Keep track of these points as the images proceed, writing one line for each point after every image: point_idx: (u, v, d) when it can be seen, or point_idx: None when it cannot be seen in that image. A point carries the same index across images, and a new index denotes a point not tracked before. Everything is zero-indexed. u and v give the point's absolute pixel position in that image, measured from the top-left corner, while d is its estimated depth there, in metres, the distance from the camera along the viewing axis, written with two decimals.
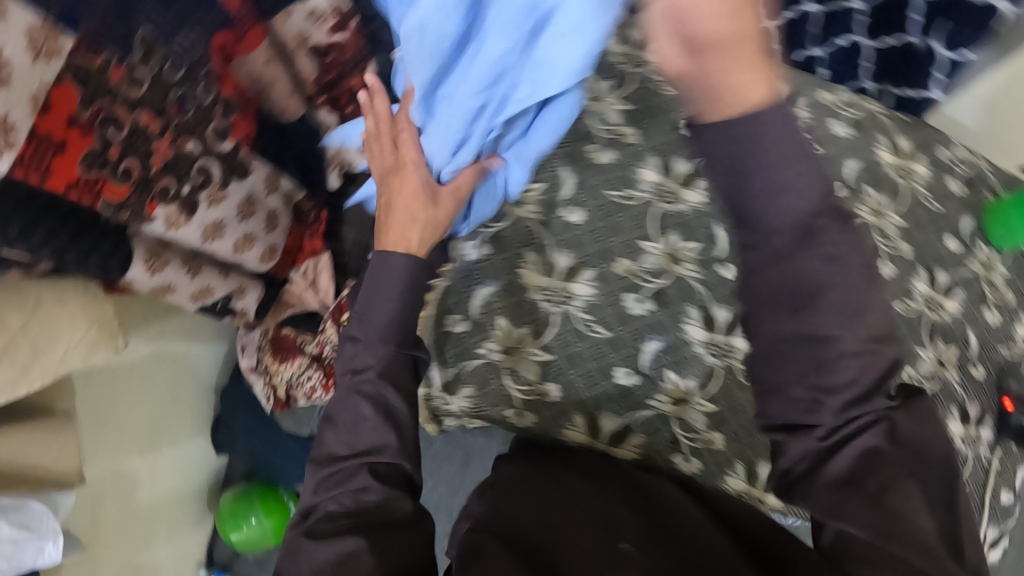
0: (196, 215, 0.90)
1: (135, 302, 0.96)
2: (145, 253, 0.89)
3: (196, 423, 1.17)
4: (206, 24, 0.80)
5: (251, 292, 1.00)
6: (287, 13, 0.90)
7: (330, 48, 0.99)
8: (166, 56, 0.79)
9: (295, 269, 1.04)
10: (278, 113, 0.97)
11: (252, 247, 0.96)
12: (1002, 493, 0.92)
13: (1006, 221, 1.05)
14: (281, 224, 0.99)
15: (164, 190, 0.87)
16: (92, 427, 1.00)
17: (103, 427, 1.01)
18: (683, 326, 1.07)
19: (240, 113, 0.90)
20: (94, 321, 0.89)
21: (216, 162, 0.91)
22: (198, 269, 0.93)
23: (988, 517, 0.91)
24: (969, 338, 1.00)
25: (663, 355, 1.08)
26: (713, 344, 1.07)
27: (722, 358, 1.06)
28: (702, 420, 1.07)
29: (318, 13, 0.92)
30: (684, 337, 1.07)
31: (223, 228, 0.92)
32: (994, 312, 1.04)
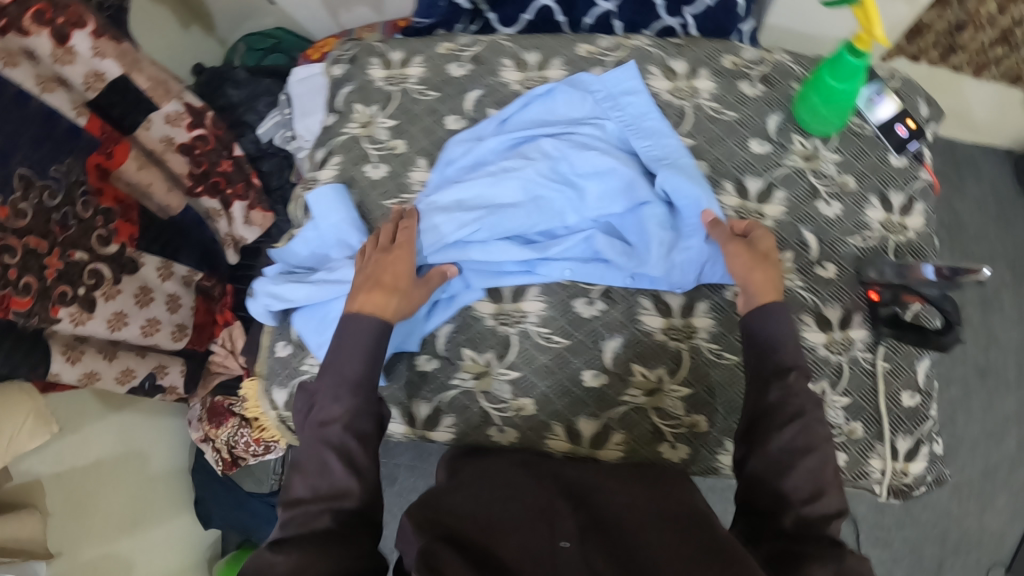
0: (97, 311, 0.98)
1: (87, 396, 1.12)
2: (64, 349, 0.95)
3: (176, 505, 1.28)
4: (77, 151, 0.97)
5: (172, 367, 1.11)
6: (147, 124, 1.05)
7: (194, 143, 1.12)
8: (43, 183, 0.92)
9: (214, 342, 1.18)
10: (161, 210, 1.11)
11: (159, 329, 1.07)
12: (902, 392, 0.82)
13: (814, 110, 0.81)
14: (184, 304, 1.12)
15: (65, 295, 0.94)
16: (75, 512, 1.09)
17: (81, 511, 1.10)
18: (636, 318, 0.74)
19: (119, 219, 1.02)
20: (35, 408, 0.95)
21: (105, 263, 1.01)
22: (113, 354, 1.02)
23: (890, 422, 0.81)
24: (848, 239, 0.83)
25: (627, 351, 0.73)
26: (670, 328, 0.74)
27: (683, 341, 0.73)
28: (678, 400, 0.73)
29: (174, 116, 1.08)
30: (641, 329, 0.73)
31: (125, 317, 1.02)
32: (889, 195, 0.86)
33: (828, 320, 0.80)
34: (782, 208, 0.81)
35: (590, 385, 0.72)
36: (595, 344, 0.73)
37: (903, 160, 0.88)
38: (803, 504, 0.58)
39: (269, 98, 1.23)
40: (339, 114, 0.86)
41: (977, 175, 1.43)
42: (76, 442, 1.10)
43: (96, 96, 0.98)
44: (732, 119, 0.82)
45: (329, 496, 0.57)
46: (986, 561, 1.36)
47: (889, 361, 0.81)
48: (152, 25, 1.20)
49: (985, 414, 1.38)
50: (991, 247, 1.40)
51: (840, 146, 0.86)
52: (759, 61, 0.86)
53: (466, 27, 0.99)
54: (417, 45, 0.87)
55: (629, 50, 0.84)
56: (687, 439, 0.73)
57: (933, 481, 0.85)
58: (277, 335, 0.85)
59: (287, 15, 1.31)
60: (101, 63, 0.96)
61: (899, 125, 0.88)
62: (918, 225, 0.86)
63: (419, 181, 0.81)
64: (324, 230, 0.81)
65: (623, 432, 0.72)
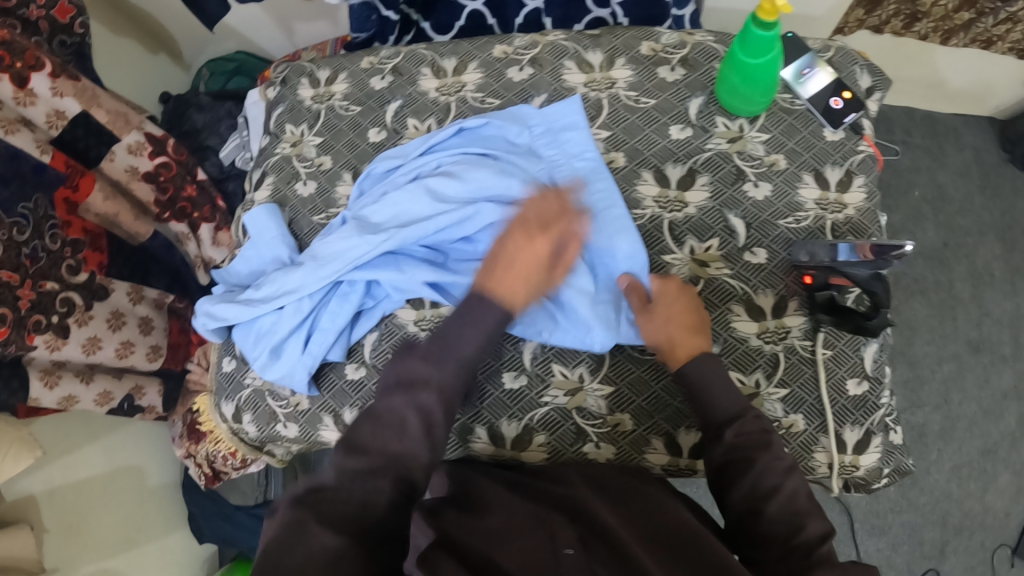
0: (72, 337, 0.99)
1: (77, 416, 1.14)
2: (41, 373, 0.97)
3: (170, 521, 1.29)
4: (45, 187, 0.98)
5: (149, 388, 1.15)
6: (110, 156, 1.09)
7: (158, 170, 1.15)
8: (11, 220, 0.91)
9: (190, 360, 1.22)
10: (131, 237, 1.15)
11: (133, 351, 1.10)
12: (846, 381, 0.73)
13: (735, 90, 0.78)
14: (157, 325, 1.16)
15: (40, 323, 0.94)
16: (66, 531, 1.10)
17: (74, 532, 1.11)
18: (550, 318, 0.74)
19: (87, 249, 1.04)
20: (17, 436, 0.99)
21: (77, 291, 1.02)
22: (90, 377, 1.05)
23: (835, 413, 0.73)
24: (778, 222, 0.77)
25: (546, 350, 0.74)
26: None
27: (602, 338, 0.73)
28: (601, 399, 0.73)
29: (136, 147, 1.11)
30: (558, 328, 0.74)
31: (99, 341, 1.04)
32: (824, 172, 0.79)
33: (760, 307, 0.75)
34: (704, 192, 0.78)
35: (510, 387, 0.74)
36: (514, 345, 0.74)
37: (839, 133, 0.81)
38: (787, 540, 0.54)
39: (229, 123, 1.27)
40: (272, 135, 0.92)
41: (949, 145, 1.41)
42: (67, 465, 1.12)
43: (60, 133, 1.01)
44: (649, 106, 0.82)
45: (373, 467, 0.55)
46: (992, 543, 1.29)
47: (829, 347, 0.74)
48: (115, 59, 1.24)
49: (980, 390, 1.33)
50: (970, 220, 1.38)
51: (768, 125, 0.81)
52: (679, 45, 0.86)
53: (402, 38, 1.03)
54: (342, 62, 0.92)
55: (545, 46, 0.87)
56: (612, 438, 0.72)
57: (893, 476, 0.76)
58: (223, 350, 0.88)
59: (246, 39, 1.35)
60: (61, 101, 0.99)
61: (834, 97, 0.82)
62: (860, 201, 0.78)
63: (345, 196, 0.85)
64: (259, 249, 0.84)
65: (546, 433, 0.73)
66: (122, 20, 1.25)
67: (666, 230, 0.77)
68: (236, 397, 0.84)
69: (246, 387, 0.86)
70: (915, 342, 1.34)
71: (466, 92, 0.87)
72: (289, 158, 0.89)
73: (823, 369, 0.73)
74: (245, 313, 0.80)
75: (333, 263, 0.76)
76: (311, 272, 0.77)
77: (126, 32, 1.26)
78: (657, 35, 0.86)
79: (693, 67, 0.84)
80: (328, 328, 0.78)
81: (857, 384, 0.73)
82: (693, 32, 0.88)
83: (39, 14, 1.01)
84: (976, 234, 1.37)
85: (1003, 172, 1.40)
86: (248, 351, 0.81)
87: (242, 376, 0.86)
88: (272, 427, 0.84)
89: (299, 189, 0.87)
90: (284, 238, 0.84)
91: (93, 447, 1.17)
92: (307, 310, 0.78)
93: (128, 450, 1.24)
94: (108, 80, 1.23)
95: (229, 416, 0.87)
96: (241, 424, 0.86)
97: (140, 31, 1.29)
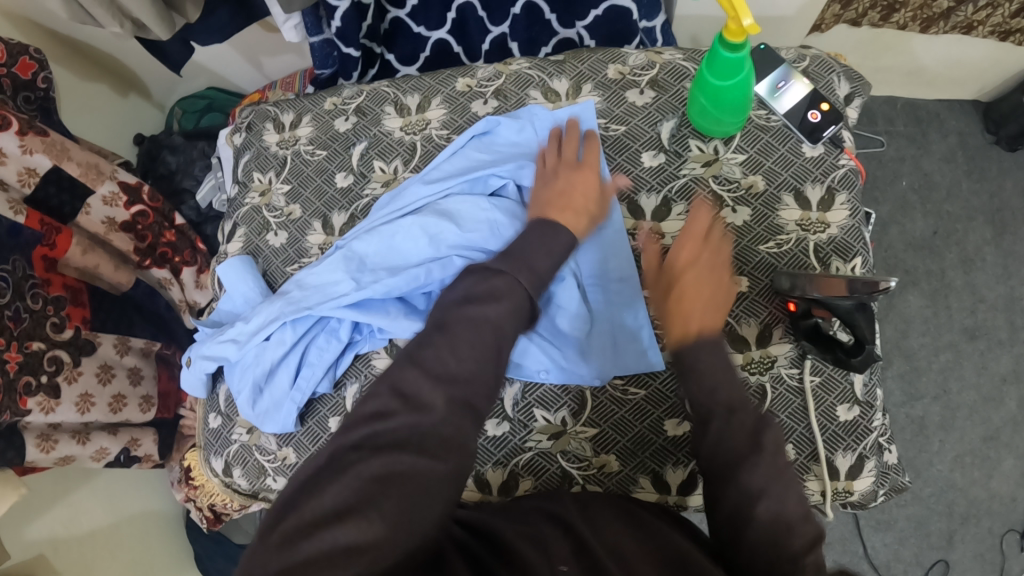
0: (64, 396, 0.99)
1: (72, 470, 1.15)
2: (38, 439, 0.96)
3: (178, 562, 1.30)
4: (22, 248, 0.97)
5: (144, 439, 1.13)
6: (86, 209, 1.08)
7: (135, 219, 1.15)
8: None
9: (182, 406, 1.23)
10: (114, 286, 1.14)
11: (126, 403, 1.11)
12: (836, 408, 0.72)
13: (704, 111, 0.77)
14: (146, 375, 1.16)
15: (32, 386, 0.94)
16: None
17: None
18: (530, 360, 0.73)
19: (69, 306, 1.03)
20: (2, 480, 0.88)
21: (64, 348, 1.01)
22: (86, 437, 1.03)
23: (825, 440, 0.72)
24: (758, 247, 0.76)
25: (527, 394, 0.73)
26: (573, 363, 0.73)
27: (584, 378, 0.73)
28: (585, 442, 0.72)
29: (111, 197, 1.11)
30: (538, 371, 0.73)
31: (91, 398, 1.04)
32: (805, 191, 0.77)
33: (744, 337, 0.74)
34: (682, 221, 0.77)
35: (494, 434, 0.74)
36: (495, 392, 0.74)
37: (819, 148, 0.79)
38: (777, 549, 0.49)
39: (204, 164, 1.27)
40: (241, 184, 0.91)
41: (932, 130, 1.39)
42: (70, 517, 1.12)
43: (33, 190, 1.00)
44: (619, 133, 0.80)
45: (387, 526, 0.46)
46: (1000, 529, 1.28)
47: (816, 376, 0.73)
48: (86, 107, 1.23)
49: (978, 377, 1.32)
50: (959, 204, 1.36)
51: (744, 145, 0.79)
52: (647, 65, 0.83)
53: (367, 71, 1.01)
54: (306, 104, 0.91)
55: (509, 76, 0.85)
56: (598, 479, 0.72)
57: (888, 494, 0.76)
58: (208, 406, 0.88)
59: (215, 74, 1.34)
60: (31, 158, 0.98)
61: (812, 110, 0.79)
62: (843, 218, 0.76)
63: (317, 245, 0.83)
64: (235, 301, 0.84)
65: (531, 478, 0.73)
66: (88, 66, 1.24)
67: (643, 263, 0.76)
68: (223, 454, 0.84)
69: (232, 443, 0.85)
70: (910, 334, 1.33)
71: (431, 129, 0.84)
72: (259, 208, 0.88)
73: (810, 399, 0.72)
74: (233, 352, 0.79)
75: (317, 298, 0.76)
76: (290, 303, 0.77)
77: (93, 77, 1.25)
78: (623, 57, 0.84)
79: (663, 89, 0.82)
80: (316, 365, 0.77)
81: (846, 410, 0.72)
82: (662, 50, 0.86)
83: (1, 71, 1.01)
84: (964, 218, 1.36)
85: (989, 154, 1.38)
86: (235, 386, 0.80)
87: (228, 432, 0.85)
88: (261, 481, 0.83)
89: (271, 240, 0.86)
90: (258, 290, 0.83)
91: (93, 498, 1.17)
92: (291, 342, 0.77)
93: (126, 498, 1.24)
94: (78, 128, 1.22)
95: (218, 472, 0.86)
96: (232, 479, 0.85)
97: (107, 75, 1.28)
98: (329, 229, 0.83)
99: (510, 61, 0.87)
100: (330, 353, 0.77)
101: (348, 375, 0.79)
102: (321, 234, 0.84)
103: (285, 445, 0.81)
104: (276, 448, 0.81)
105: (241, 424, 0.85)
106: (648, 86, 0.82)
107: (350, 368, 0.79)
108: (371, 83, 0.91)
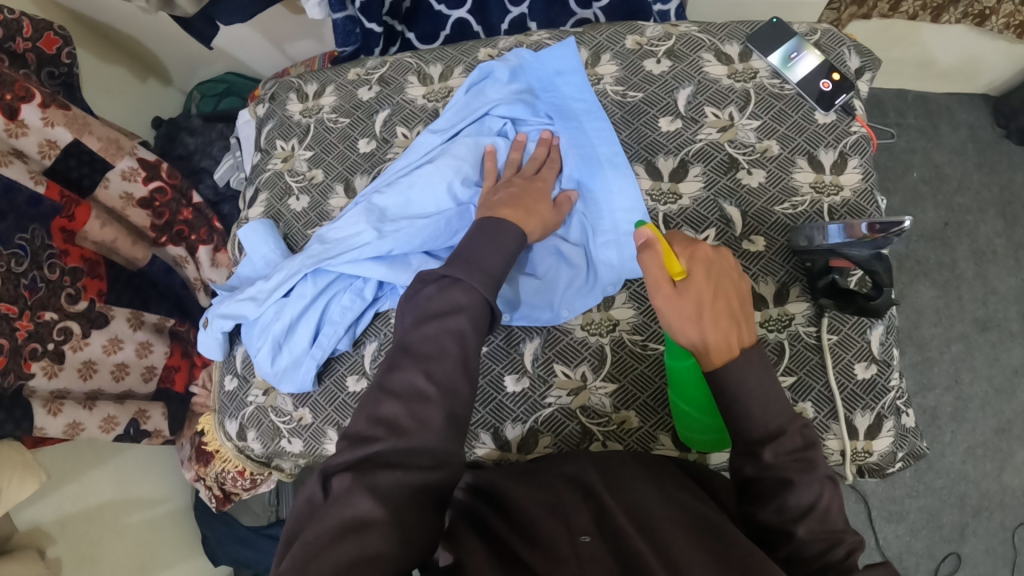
0: (68, 362, 0.99)
1: (82, 445, 1.12)
2: (44, 402, 0.94)
3: (187, 548, 1.30)
4: (42, 219, 0.97)
5: (152, 411, 1.13)
6: (105, 183, 1.09)
7: (153, 196, 1.15)
8: (9, 251, 0.91)
9: (194, 383, 1.22)
10: (130, 261, 1.15)
11: (128, 372, 1.10)
12: (854, 365, 0.73)
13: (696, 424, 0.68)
14: (157, 349, 1.15)
15: (39, 349, 0.94)
16: (80, 561, 1.09)
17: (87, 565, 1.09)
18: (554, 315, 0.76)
19: (86, 278, 1.03)
20: (21, 459, 0.92)
21: (76, 320, 1.01)
22: (93, 404, 1.02)
23: (844, 399, 0.73)
24: (774, 208, 0.77)
25: (546, 351, 0.75)
26: (592, 323, 0.75)
27: (606, 334, 0.74)
28: (605, 398, 0.73)
29: (130, 172, 1.11)
30: (560, 325, 0.75)
31: (95, 364, 1.04)
32: (818, 155, 0.78)
33: (760, 297, 0.75)
34: (698, 184, 0.79)
35: (514, 390, 0.75)
36: (513, 348, 0.75)
37: (831, 115, 0.80)
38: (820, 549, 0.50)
39: (222, 146, 1.28)
40: (263, 152, 0.92)
41: (940, 122, 1.41)
42: (78, 494, 1.10)
43: (53, 162, 1.01)
44: (637, 99, 0.82)
45: None
46: (1012, 523, 1.27)
47: (833, 333, 0.74)
48: (108, 88, 1.25)
49: (989, 368, 1.31)
50: (969, 196, 1.37)
51: (759, 111, 0.81)
52: (664, 36, 0.85)
53: (387, 49, 1.03)
54: (329, 75, 0.92)
55: (529, 46, 0.87)
56: (618, 436, 0.73)
57: (906, 458, 0.76)
58: (225, 369, 0.88)
59: (235, 59, 1.36)
60: (52, 131, 0.99)
61: (823, 80, 0.80)
62: (857, 181, 0.77)
63: (338, 208, 0.85)
64: (256, 262, 0.84)
65: (551, 435, 0.74)
66: (110, 49, 1.26)
67: (660, 224, 0.77)
68: (237, 415, 0.84)
69: (248, 406, 0.85)
70: (922, 325, 1.34)
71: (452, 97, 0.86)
72: (281, 174, 0.89)
73: (829, 355, 0.73)
74: (252, 310, 0.80)
75: (339, 248, 0.77)
76: (310, 258, 0.78)
77: (114, 60, 1.27)
78: (641, 29, 0.86)
79: (679, 59, 0.83)
80: (338, 320, 0.78)
81: (865, 369, 0.73)
82: (677, 23, 0.88)
83: (26, 46, 1.02)
84: (973, 210, 1.37)
85: (999, 147, 1.39)
86: (254, 347, 0.80)
87: (244, 395, 0.86)
88: (276, 443, 0.83)
89: (292, 204, 0.87)
90: (280, 251, 0.84)
91: (105, 476, 1.16)
92: (311, 296, 0.77)
93: (136, 478, 1.23)
94: (100, 107, 1.24)
95: (233, 435, 0.86)
96: (246, 441, 0.85)
97: (127, 59, 1.30)
98: (351, 192, 0.85)
99: (529, 33, 0.89)
100: (351, 311, 0.78)
101: (367, 333, 0.80)
102: (343, 197, 0.85)
103: (302, 406, 0.81)
104: (293, 410, 0.81)
105: (257, 386, 0.85)
106: (664, 57, 0.84)
107: (369, 327, 0.80)
108: (394, 55, 0.93)
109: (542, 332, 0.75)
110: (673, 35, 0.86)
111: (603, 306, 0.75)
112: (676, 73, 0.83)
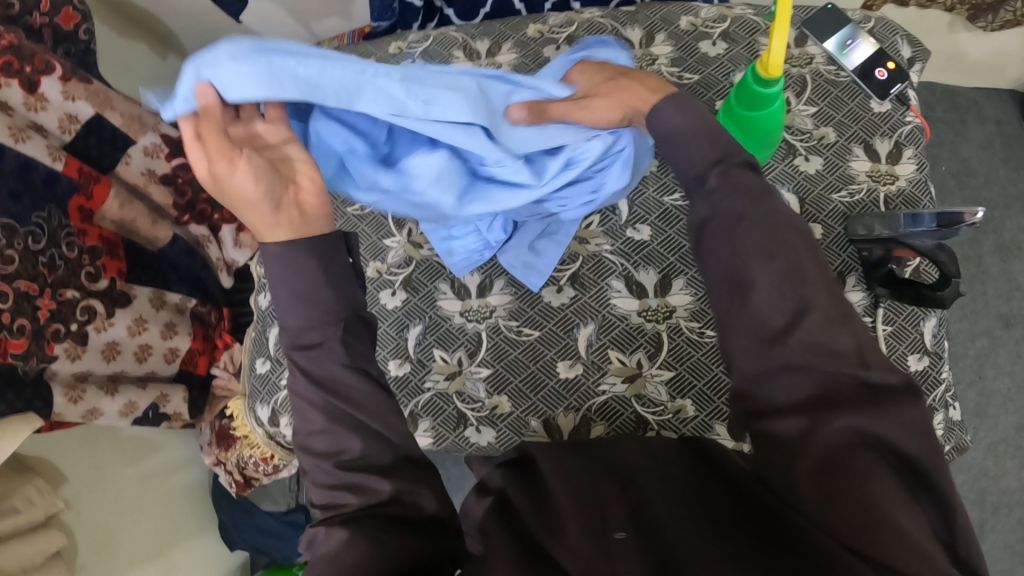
0: (91, 344, 0.95)
1: (100, 429, 1.09)
2: (66, 389, 0.92)
3: (199, 525, 1.27)
4: (59, 197, 0.94)
5: (173, 395, 1.09)
6: (126, 160, 1.06)
7: (176, 173, 1.15)
8: (26, 229, 0.86)
9: (216, 365, 1.19)
10: (150, 242, 1.11)
11: (152, 354, 1.06)
12: (907, 357, 0.72)
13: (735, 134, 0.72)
14: (180, 330, 1.11)
15: (60, 332, 0.90)
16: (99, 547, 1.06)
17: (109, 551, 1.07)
18: (611, 301, 0.75)
19: (105, 257, 0.99)
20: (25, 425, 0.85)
21: (98, 299, 0.97)
22: (114, 389, 1.00)
23: None
24: (831, 196, 0.76)
25: (601, 338, 0.75)
26: (648, 310, 0.75)
27: (663, 321, 0.74)
28: (661, 386, 0.73)
29: (151, 149, 1.10)
30: (616, 312, 0.75)
31: (118, 347, 1.00)
32: (874, 144, 0.77)
33: None
34: (755, 171, 0.77)
35: (566, 376, 0.74)
36: (568, 334, 0.75)
37: (886, 104, 0.78)
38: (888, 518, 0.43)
39: None
40: None
41: (967, 117, 1.40)
42: (97, 479, 1.08)
43: (72, 138, 0.98)
44: (693, 82, 0.80)
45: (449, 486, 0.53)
46: None
47: (889, 324, 0.73)
48: (126, 63, 1.22)
49: (1012, 365, 1.31)
50: (997, 191, 1.37)
51: (815, 98, 0.79)
52: (719, 18, 0.83)
53: (425, 25, 1.01)
54: (369, 49, 0.90)
55: (581, 24, 0.85)
56: (673, 424, 0.72)
57: (952, 453, 0.75)
58: (256, 351, 0.86)
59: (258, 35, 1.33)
60: (73, 105, 0.95)
61: (878, 68, 0.79)
62: (912, 171, 0.76)
63: None
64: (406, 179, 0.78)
65: (604, 423, 0.73)
66: (127, 24, 1.21)
67: None
68: (272, 399, 0.82)
69: (282, 389, 0.83)
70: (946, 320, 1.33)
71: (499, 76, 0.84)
72: None
73: (884, 344, 0.71)
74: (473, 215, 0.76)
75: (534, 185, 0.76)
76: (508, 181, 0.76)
77: (134, 35, 1.23)
78: (695, 9, 0.84)
79: (735, 42, 0.82)
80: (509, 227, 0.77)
81: (920, 360, 0.72)
82: (731, 5, 0.86)
83: (43, 20, 0.98)
84: (1000, 206, 1.36)
85: None
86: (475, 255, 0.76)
87: (279, 379, 0.83)
88: None
89: None
90: None
91: (123, 461, 1.13)
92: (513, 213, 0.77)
93: (153, 462, 1.20)
94: (118, 84, 1.20)
95: (266, 419, 0.84)
96: (280, 426, 0.83)
97: (148, 35, 1.27)
98: None
99: (580, 12, 0.87)
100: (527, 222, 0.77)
101: (413, 315, 0.79)
102: None
103: None
104: None
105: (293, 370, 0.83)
106: (719, 40, 0.82)
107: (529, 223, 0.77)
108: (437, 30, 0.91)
109: (570, 276, 0.77)
110: (724, 14, 0.84)
111: (660, 292, 0.75)
112: (732, 56, 0.81)
